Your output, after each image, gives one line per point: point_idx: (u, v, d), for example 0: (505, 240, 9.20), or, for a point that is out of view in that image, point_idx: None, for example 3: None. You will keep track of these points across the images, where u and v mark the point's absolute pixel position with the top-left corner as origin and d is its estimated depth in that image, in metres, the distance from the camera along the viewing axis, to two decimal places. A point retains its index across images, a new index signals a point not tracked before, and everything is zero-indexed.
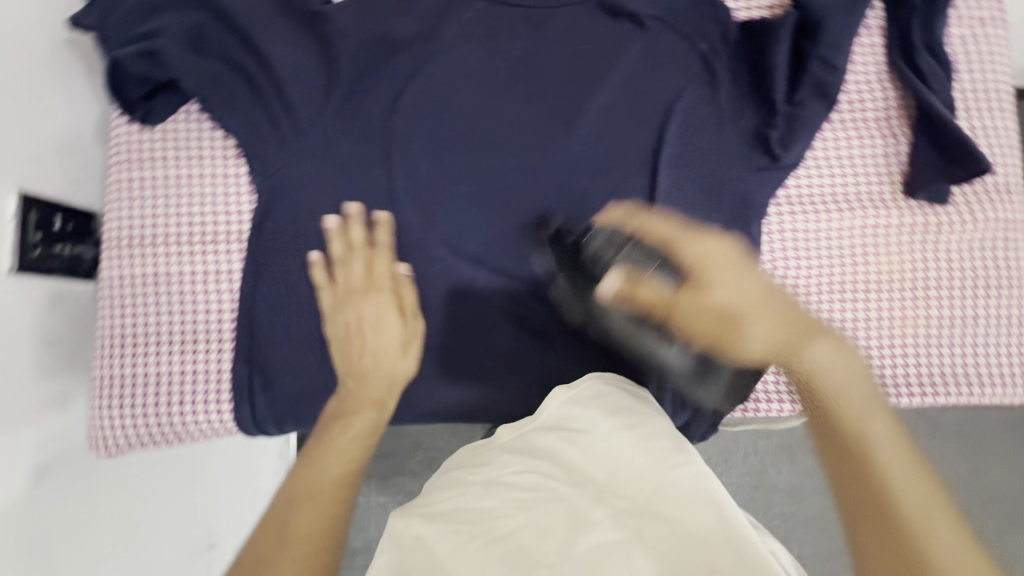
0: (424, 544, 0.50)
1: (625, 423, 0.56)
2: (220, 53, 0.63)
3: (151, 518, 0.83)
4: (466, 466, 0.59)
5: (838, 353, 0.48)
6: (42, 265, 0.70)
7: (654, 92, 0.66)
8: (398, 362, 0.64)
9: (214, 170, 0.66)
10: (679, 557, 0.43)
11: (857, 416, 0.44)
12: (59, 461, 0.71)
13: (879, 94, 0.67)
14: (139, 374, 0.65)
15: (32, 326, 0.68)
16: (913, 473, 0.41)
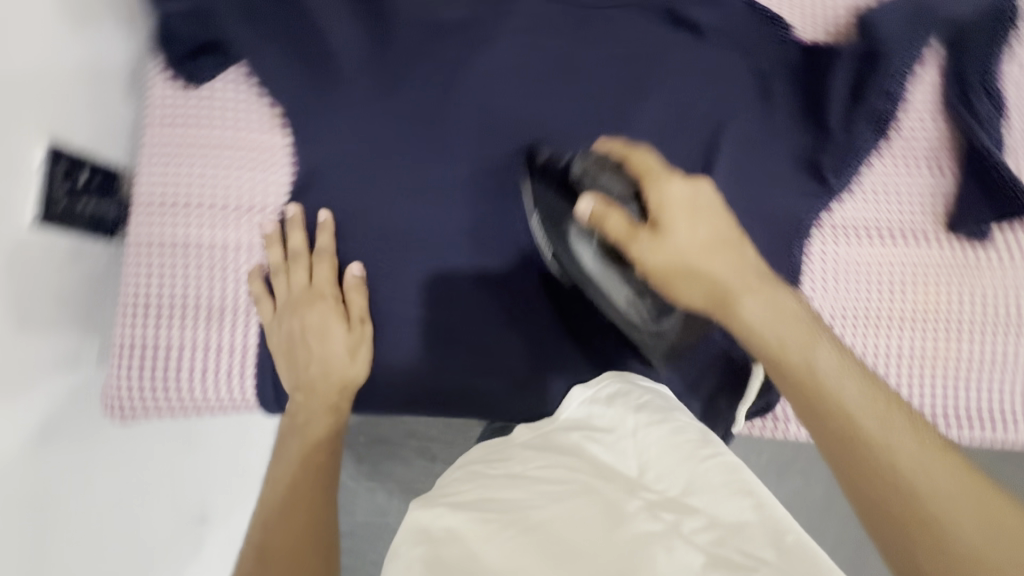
0: (459, 540, 0.46)
1: (650, 417, 0.56)
2: (271, 18, 0.62)
3: (146, 486, 0.82)
4: (484, 462, 0.57)
5: (786, 311, 0.52)
6: (65, 219, 0.68)
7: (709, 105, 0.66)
8: (348, 372, 0.64)
9: (255, 137, 0.64)
10: (721, 547, 0.43)
11: (822, 372, 0.49)
12: (67, 421, 0.70)
13: (928, 128, 0.68)
14: (161, 341, 0.63)
15: (49, 282, 0.67)
16: (909, 440, 0.45)
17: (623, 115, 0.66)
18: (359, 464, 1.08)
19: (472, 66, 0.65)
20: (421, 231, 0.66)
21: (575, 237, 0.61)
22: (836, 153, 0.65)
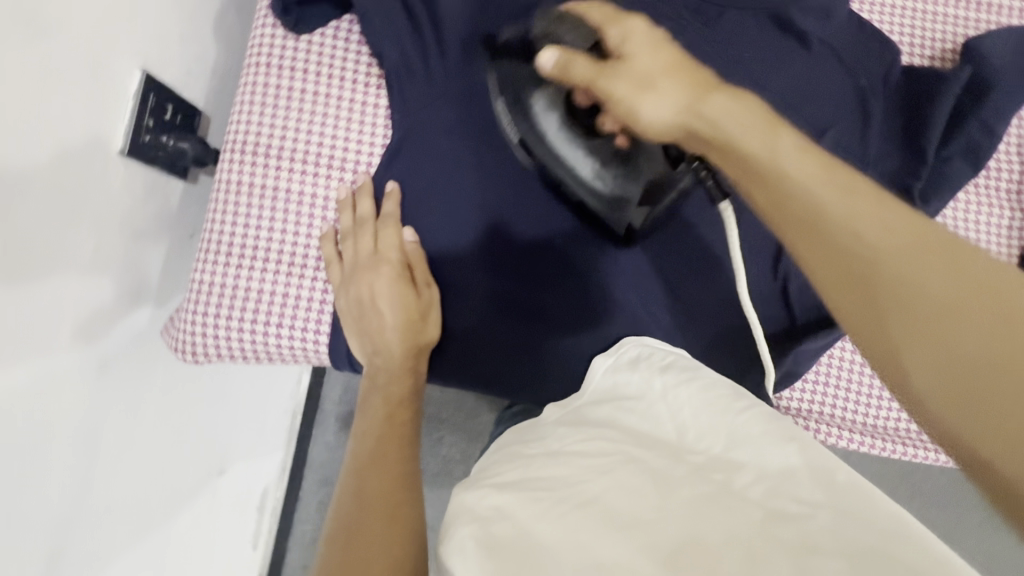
0: (505, 512, 0.44)
1: (679, 376, 0.52)
2: None
3: (182, 426, 0.81)
4: (524, 442, 0.56)
5: (794, 143, 0.37)
6: (149, 151, 0.67)
7: (807, 115, 0.66)
8: (420, 335, 0.61)
9: (354, 97, 0.63)
10: (777, 500, 0.37)
11: (807, 178, 0.35)
12: (124, 353, 0.69)
13: (1019, 165, 0.68)
14: (238, 288, 0.62)
15: (124, 210, 0.65)
16: (941, 267, 0.30)
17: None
18: None
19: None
20: None
21: (540, 112, 0.55)
22: (930, 179, 0.65)
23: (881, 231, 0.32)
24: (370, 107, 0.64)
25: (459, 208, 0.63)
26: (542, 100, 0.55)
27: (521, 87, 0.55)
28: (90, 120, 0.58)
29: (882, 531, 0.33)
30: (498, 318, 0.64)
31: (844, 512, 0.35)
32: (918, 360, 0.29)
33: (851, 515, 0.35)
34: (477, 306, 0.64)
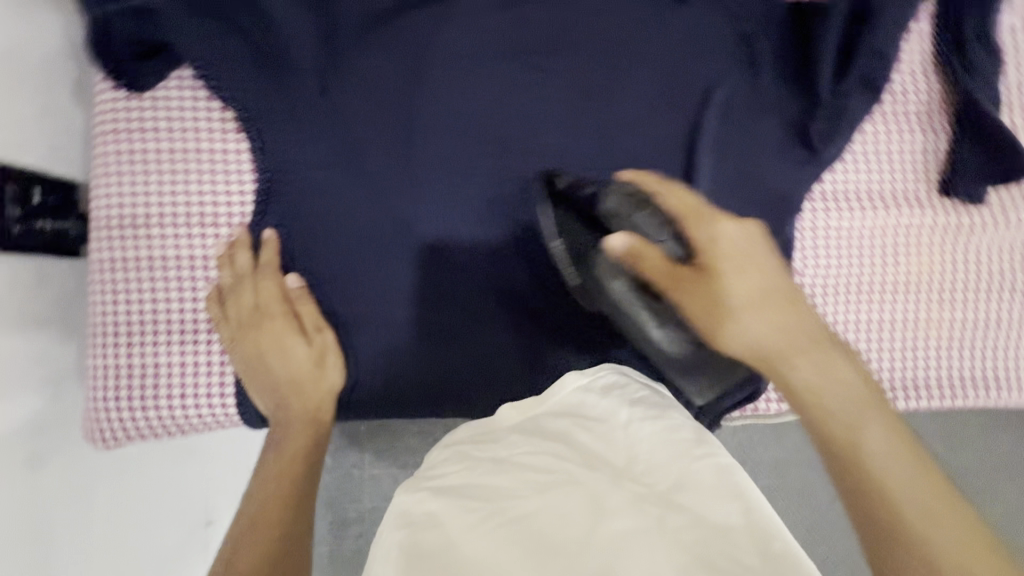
0: (437, 519, 0.43)
1: (647, 411, 0.50)
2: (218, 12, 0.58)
3: (150, 494, 0.80)
4: (473, 441, 0.52)
5: (790, 304, 0.48)
6: (22, 241, 0.63)
7: (696, 72, 0.62)
8: (314, 386, 0.59)
9: (213, 147, 0.61)
10: (704, 548, 0.38)
11: (798, 363, 0.45)
12: (55, 445, 0.67)
13: (921, 86, 0.66)
14: (134, 366, 0.61)
15: (18, 304, 0.63)
16: (908, 462, 0.40)
17: (605, 88, 0.62)
18: (360, 452, 1.07)
19: (438, 49, 0.60)
20: (395, 226, 0.61)
21: (603, 273, 0.52)
22: (828, 118, 0.62)
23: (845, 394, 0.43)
24: (237, 156, 0.61)
25: (346, 242, 0.61)
26: (606, 268, 0.52)
27: (572, 231, 0.57)
28: None
29: None
30: (407, 342, 0.63)
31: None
32: (880, 535, 0.39)
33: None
34: (382, 335, 0.63)
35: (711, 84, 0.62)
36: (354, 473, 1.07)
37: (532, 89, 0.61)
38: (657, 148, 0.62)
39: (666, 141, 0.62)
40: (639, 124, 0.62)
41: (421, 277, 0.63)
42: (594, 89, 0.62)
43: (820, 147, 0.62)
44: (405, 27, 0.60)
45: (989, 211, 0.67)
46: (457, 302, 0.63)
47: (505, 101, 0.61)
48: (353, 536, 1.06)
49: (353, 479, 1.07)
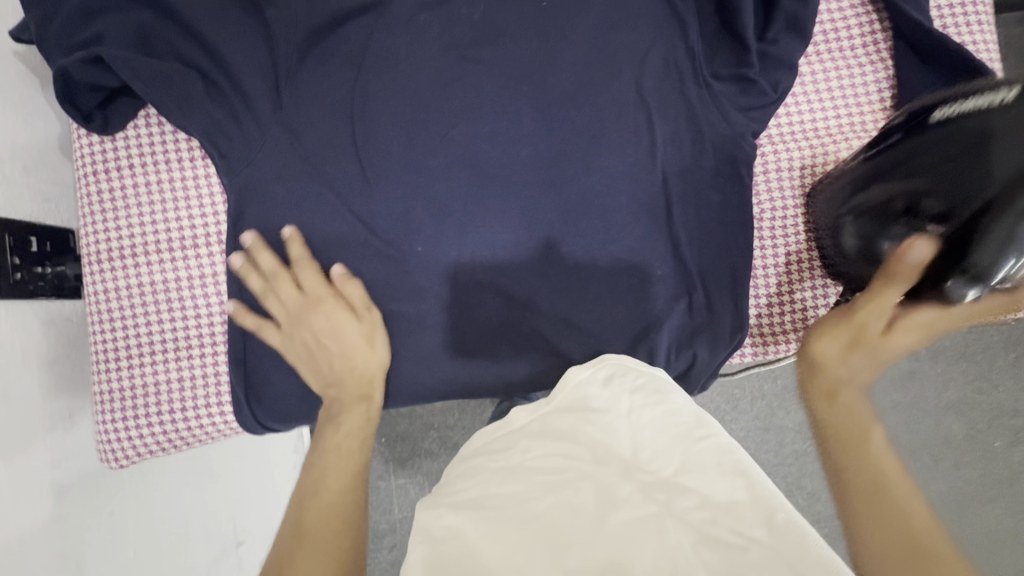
0: (457, 533, 0.40)
1: (648, 397, 0.47)
2: (170, 50, 0.62)
3: (178, 517, 0.82)
4: (485, 453, 0.48)
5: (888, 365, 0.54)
6: (28, 287, 0.68)
7: (629, 41, 0.64)
8: (368, 359, 0.64)
9: (185, 177, 0.67)
10: (713, 527, 0.36)
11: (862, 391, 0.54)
12: (77, 475, 0.70)
13: (852, 21, 0.68)
14: (137, 385, 0.67)
15: (27, 345, 0.67)
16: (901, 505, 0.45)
17: (545, 67, 0.64)
18: (383, 464, 1.10)
19: (379, 56, 0.64)
20: (363, 227, 0.65)
21: (939, 161, 0.52)
22: (760, 62, 0.65)
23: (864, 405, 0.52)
24: (213, 184, 0.68)
25: (319, 250, 0.65)
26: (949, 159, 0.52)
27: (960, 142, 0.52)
28: None
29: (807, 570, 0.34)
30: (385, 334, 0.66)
31: (771, 555, 0.34)
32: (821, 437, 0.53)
33: (787, 556, 0.34)
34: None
35: (645, 49, 0.64)
36: (380, 485, 1.09)
37: (476, 81, 0.64)
38: (605, 118, 0.65)
39: (614, 111, 0.65)
40: (583, 97, 0.64)
41: (396, 272, 0.65)
42: (535, 71, 0.64)
43: (762, 86, 0.64)
44: (350, 39, 0.64)
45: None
46: (433, 292, 0.66)
47: (451, 94, 0.64)
48: (388, 547, 1.09)
49: (381, 491, 1.10)
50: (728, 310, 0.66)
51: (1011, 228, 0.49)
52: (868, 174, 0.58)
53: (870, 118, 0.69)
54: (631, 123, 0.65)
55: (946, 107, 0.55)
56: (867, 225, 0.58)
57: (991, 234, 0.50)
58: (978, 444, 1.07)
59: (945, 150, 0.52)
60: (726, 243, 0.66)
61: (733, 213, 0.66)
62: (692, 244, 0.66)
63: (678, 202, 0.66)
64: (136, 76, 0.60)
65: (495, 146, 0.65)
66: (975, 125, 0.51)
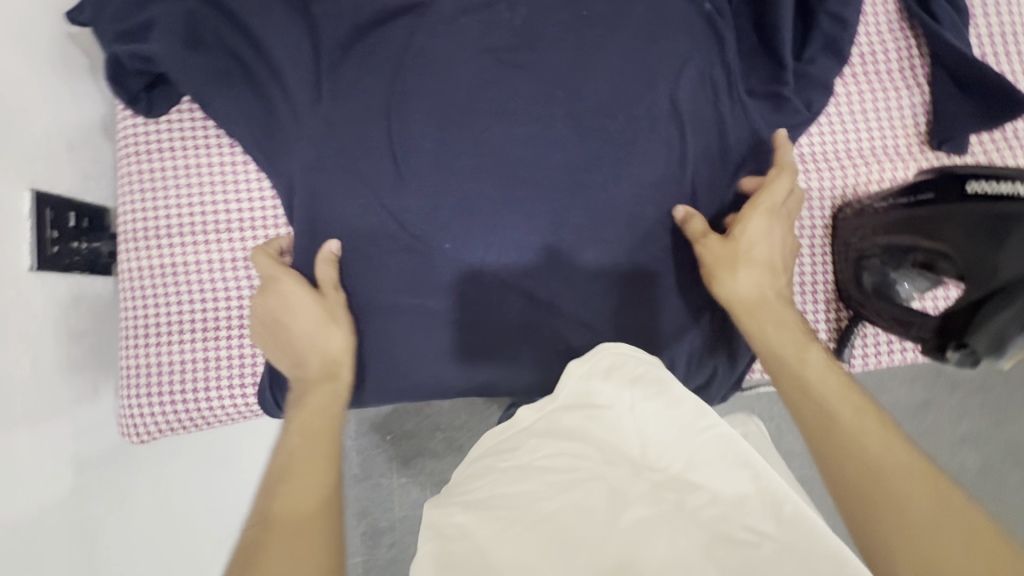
0: (466, 531, 0.41)
1: (648, 388, 0.47)
2: (219, 45, 0.64)
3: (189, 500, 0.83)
4: (495, 452, 0.49)
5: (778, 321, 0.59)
6: (63, 261, 0.69)
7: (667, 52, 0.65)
8: (334, 336, 0.63)
9: (222, 163, 0.69)
10: (725, 526, 0.37)
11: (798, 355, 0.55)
12: (96, 450, 0.71)
13: (890, 45, 0.69)
14: (163, 364, 0.68)
15: (57, 318, 0.68)
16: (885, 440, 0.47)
17: (581, 76, 0.65)
18: (387, 461, 1.10)
19: (420, 55, 0.65)
20: (391, 221, 0.66)
21: (947, 238, 0.50)
22: (796, 81, 0.66)
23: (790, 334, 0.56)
24: (250, 171, 0.70)
25: (347, 242, 0.66)
26: (958, 242, 0.49)
27: (973, 226, 0.48)
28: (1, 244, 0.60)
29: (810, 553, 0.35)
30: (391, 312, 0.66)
31: (784, 550, 0.35)
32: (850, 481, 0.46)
33: (796, 552, 0.35)
34: (383, 328, 0.67)
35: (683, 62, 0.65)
36: (383, 483, 1.10)
37: (513, 84, 0.65)
38: (639, 125, 0.65)
39: (648, 120, 0.64)
40: (616, 106, 0.65)
41: (422, 268, 0.66)
42: (571, 79, 0.65)
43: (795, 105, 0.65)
44: (391, 37, 0.65)
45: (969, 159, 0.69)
46: (457, 289, 0.66)
47: (487, 96, 0.65)
48: (388, 544, 1.09)
49: (381, 489, 1.10)
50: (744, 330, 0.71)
51: (1007, 326, 0.46)
52: (880, 221, 0.57)
53: (900, 142, 0.69)
54: (663, 136, 0.65)
55: (982, 180, 0.49)
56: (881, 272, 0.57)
57: (982, 326, 0.47)
58: (990, 480, 1.05)
59: (957, 224, 0.49)
60: None
61: None
62: None
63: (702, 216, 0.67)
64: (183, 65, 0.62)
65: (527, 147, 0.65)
66: (1006, 209, 0.46)
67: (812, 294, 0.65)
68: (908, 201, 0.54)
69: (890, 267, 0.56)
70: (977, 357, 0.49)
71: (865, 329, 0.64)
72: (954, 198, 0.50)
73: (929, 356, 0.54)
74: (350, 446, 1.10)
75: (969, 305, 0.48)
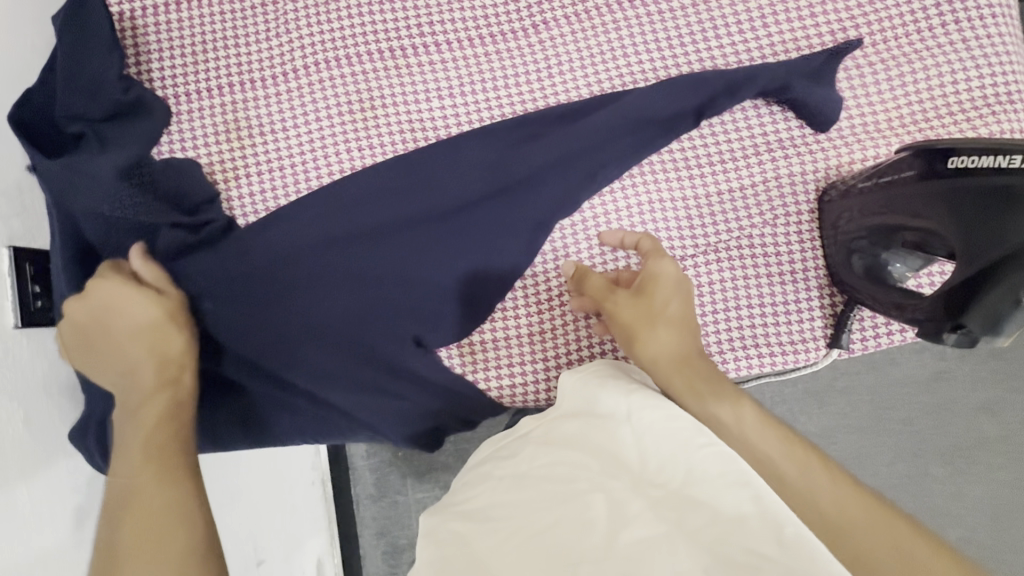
0: (466, 542, 0.44)
1: (649, 397, 0.48)
2: (96, 71, 0.61)
3: None
4: (493, 460, 0.53)
5: (642, 316, 0.53)
6: (50, 314, 0.69)
7: (568, 116, 0.62)
8: (141, 309, 0.54)
9: None
10: (724, 546, 0.36)
11: (705, 393, 0.49)
12: (97, 499, 0.69)
13: (873, 16, 0.65)
14: None
15: (48, 372, 0.68)
16: (838, 489, 0.42)
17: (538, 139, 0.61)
18: (401, 478, 1.06)
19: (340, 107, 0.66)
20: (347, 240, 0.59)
21: (934, 212, 0.51)
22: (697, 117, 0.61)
23: (721, 383, 0.50)
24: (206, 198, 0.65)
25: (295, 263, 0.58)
26: (945, 215, 0.50)
27: (960, 198, 0.49)
28: None
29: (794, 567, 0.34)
30: None
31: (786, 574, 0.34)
32: (840, 520, 0.41)
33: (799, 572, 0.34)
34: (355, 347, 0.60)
35: (566, 115, 0.62)
36: (401, 500, 1.06)
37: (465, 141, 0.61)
38: (555, 178, 0.60)
39: (569, 181, 0.60)
40: (539, 156, 0.60)
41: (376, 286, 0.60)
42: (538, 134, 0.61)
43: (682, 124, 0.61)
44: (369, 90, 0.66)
45: (972, 120, 0.63)
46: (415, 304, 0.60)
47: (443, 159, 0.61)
48: (410, 562, 1.07)
49: (400, 507, 1.06)
50: (758, 335, 0.63)
51: (1002, 301, 0.47)
52: (864, 203, 0.56)
53: (907, 110, 0.64)
54: (586, 187, 0.61)
55: (966, 157, 0.49)
56: (868, 257, 0.56)
57: (979, 303, 0.48)
58: (1012, 447, 1.00)
59: (944, 195, 0.50)
60: (736, 249, 0.64)
61: (746, 219, 0.64)
62: (699, 253, 0.64)
63: (674, 214, 0.64)
64: (87, 110, 0.61)
65: (477, 213, 0.60)
66: (999, 183, 0.47)
67: (801, 280, 0.63)
68: (888, 180, 0.54)
69: (877, 250, 0.55)
70: (974, 337, 0.50)
71: (860, 313, 0.63)
72: (941, 174, 0.50)
73: (924, 339, 0.53)
74: (361, 465, 1.06)
75: (968, 279, 0.48)
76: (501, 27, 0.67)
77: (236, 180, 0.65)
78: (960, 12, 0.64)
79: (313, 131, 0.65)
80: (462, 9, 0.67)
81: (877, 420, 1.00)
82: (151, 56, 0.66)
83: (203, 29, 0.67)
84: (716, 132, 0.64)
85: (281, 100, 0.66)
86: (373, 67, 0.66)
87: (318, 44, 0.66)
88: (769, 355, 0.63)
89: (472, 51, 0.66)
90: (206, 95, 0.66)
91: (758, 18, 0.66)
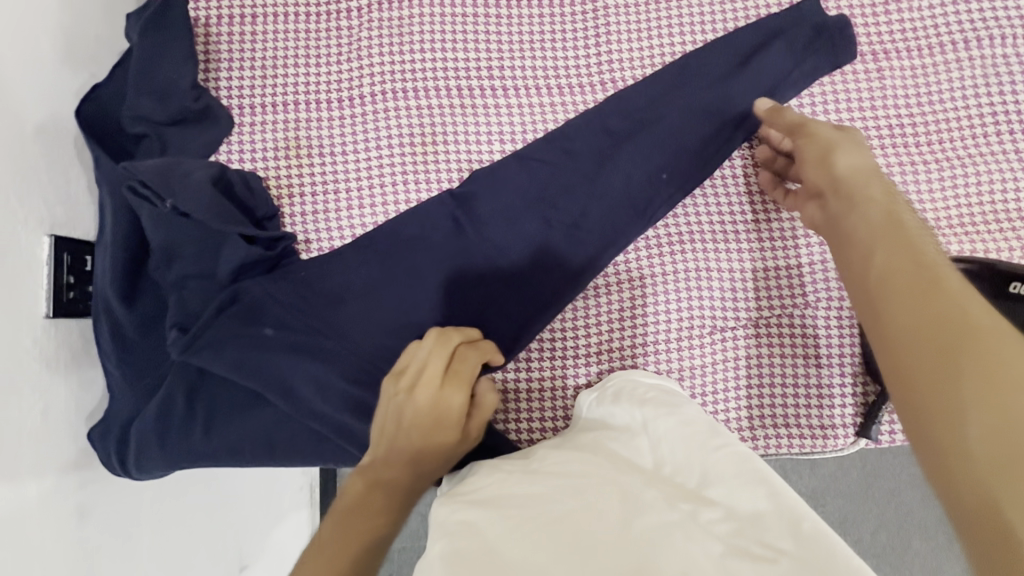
0: (474, 529, 0.41)
1: (658, 405, 0.51)
2: (169, 75, 0.62)
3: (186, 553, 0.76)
4: (504, 459, 0.53)
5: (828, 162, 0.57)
6: (80, 306, 0.68)
7: (614, 136, 0.64)
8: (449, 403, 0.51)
9: None
10: (741, 539, 0.36)
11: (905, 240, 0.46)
12: (100, 500, 0.67)
13: (918, 120, 0.69)
14: None
15: (68, 364, 0.67)
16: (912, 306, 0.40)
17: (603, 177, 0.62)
18: None
19: (404, 131, 0.67)
20: (404, 278, 0.61)
21: None
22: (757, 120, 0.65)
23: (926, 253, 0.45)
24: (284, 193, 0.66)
25: (353, 295, 0.60)
26: None
27: None
28: (19, 298, 0.59)
29: (815, 560, 0.34)
30: (176, 443, 0.60)
31: (802, 565, 0.33)
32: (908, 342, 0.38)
33: (816, 562, 0.33)
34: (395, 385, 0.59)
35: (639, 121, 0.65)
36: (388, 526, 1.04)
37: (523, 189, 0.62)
38: (605, 216, 0.62)
39: (619, 205, 0.62)
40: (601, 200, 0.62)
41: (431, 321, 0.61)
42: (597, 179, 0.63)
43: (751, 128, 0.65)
44: (428, 130, 0.67)
45: (1003, 233, 0.67)
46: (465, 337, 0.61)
47: (504, 202, 0.62)
48: None
49: None
50: (788, 409, 0.65)
51: None
52: None
53: (942, 214, 0.67)
54: (631, 218, 0.62)
55: None
56: None
57: None
58: None
59: None
60: (775, 325, 0.66)
61: (783, 293, 0.66)
62: (738, 325, 0.65)
63: (717, 282, 0.66)
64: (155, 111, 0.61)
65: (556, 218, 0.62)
66: None
67: (831, 363, 0.65)
68: None
69: None
70: None
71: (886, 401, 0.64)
72: None
73: None
74: None
75: None
76: (569, 81, 0.69)
77: (291, 200, 0.65)
78: (997, 131, 0.68)
79: (374, 160, 0.66)
80: (534, 59, 0.69)
81: (870, 494, 1.00)
82: (221, 65, 0.67)
83: (279, 44, 0.68)
84: (762, 209, 0.67)
85: (346, 126, 0.67)
86: (442, 103, 0.67)
87: (389, 74, 0.68)
88: (800, 433, 0.65)
89: (540, 100, 0.68)
90: (272, 110, 0.67)
91: (811, 104, 0.69)
